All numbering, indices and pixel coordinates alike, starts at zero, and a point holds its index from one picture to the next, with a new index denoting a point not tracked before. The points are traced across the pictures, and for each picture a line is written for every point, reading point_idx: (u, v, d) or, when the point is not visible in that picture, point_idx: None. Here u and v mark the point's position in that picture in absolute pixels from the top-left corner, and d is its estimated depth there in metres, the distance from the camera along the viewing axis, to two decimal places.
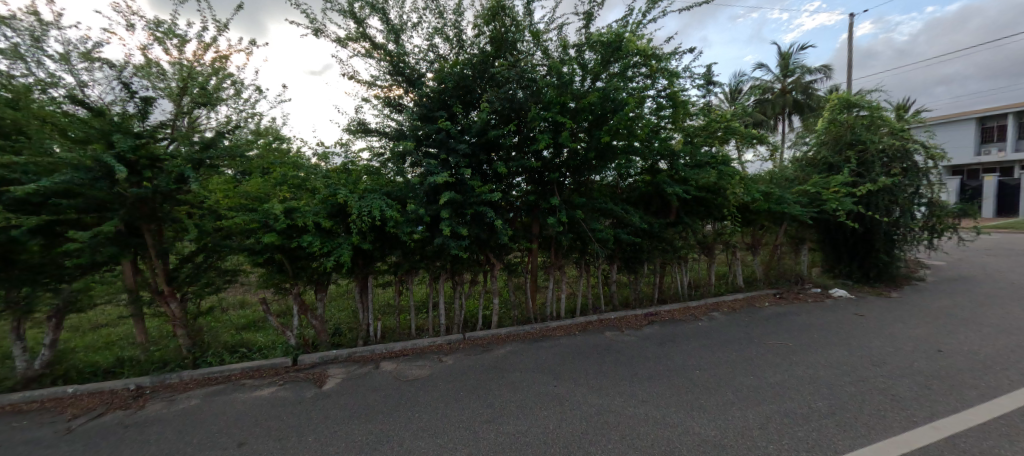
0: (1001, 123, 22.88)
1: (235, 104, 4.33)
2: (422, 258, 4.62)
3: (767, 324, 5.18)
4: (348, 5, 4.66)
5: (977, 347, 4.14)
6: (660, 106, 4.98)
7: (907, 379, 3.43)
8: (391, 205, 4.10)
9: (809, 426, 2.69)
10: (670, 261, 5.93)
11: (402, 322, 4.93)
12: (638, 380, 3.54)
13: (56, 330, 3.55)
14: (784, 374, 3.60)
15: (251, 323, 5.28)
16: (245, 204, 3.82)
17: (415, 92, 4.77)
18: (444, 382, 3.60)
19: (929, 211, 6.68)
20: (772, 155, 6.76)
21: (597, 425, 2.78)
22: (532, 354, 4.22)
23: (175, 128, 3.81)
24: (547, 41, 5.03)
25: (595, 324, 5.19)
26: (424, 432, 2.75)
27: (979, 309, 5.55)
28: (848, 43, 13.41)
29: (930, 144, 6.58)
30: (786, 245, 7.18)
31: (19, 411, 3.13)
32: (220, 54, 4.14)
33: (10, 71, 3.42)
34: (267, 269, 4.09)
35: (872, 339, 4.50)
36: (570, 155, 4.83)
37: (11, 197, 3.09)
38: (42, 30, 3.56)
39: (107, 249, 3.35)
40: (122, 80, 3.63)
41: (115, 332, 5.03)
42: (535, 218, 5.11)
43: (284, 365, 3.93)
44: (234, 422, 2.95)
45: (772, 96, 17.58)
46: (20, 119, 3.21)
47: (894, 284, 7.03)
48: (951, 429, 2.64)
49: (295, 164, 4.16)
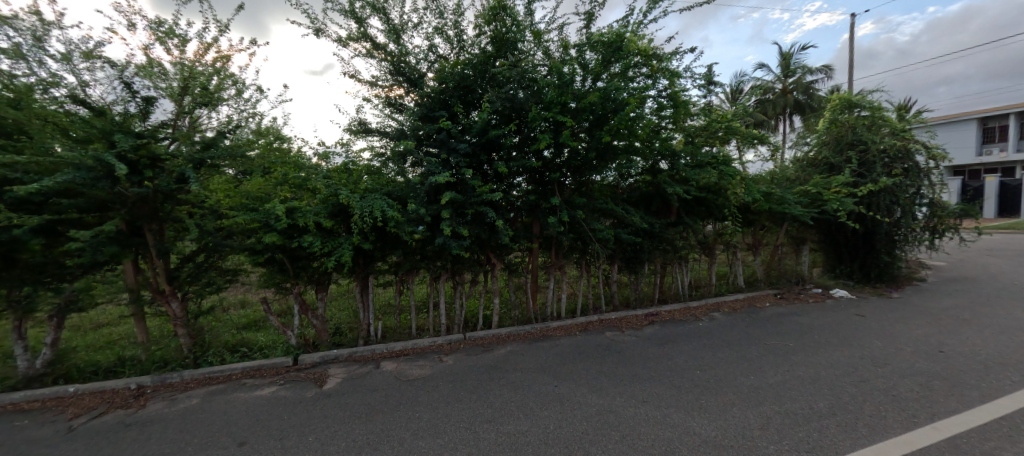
0: (1002, 123, 22.85)
1: (236, 104, 4.33)
2: (422, 258, 4.62)
3: (767, 324, 5.18)
4: (348, 5, 4.65)
5: (978, 348, 4.14)
6: (660, 106, 4.98)
7: (908, 379, 3.42)
8: (392, 205, 4.10)
9: (809, 427, 2.69)
10: (671, 261, 5.92)
11: (402, 321, 4.93)
12: (638, 380, 3.54)
13: (57, 329, 3.55)
14: (785, 374, 3.60)
15: (252, 323, 5.29)
16: (246, 204, 3.82)
17: (416, 92, 4.77)
18: (445, 381, 3.60)
19: (930, 212, 6.67)
20: (773, 155, 6.75)
21: (597, 425, 2.78)
22: (532, 354, 4.21)
23: (176, 127, 3.81)
24: (547, 41, 5.03)
25: (596, 324, 5.19)
26: (424, 432, 2.75)
27: (980, 310, 5.54)
28: (848, 43, 13.40)
29: (931, 144, 6.57)
30: (786, 246, 7.18)
31: (20, 411, 3.13)
32: (221, 54, 4.14)
33: (12, 71, 3.43)
34: (268, 269, 4.09)
35: (873, 339, 4.50)
36: (571, 155, 4.83)
37: (12, 197, 3.09)
38: (44, 30, 3.56)
39: (108, 248, 3.35)
40: (124, 80, 3.63)
41: (116, 331, 5.04)
42: (535, 218, 5.11)
43: (284, 364, 3.94)
44: (235, 422, 2.95)
45: (772, 96, 17.57)
46: (22, 119, 3.22)
47: (895, 285, 7.03)
48: (953, 429, 2.63)
49: (296, 164, 4.17)
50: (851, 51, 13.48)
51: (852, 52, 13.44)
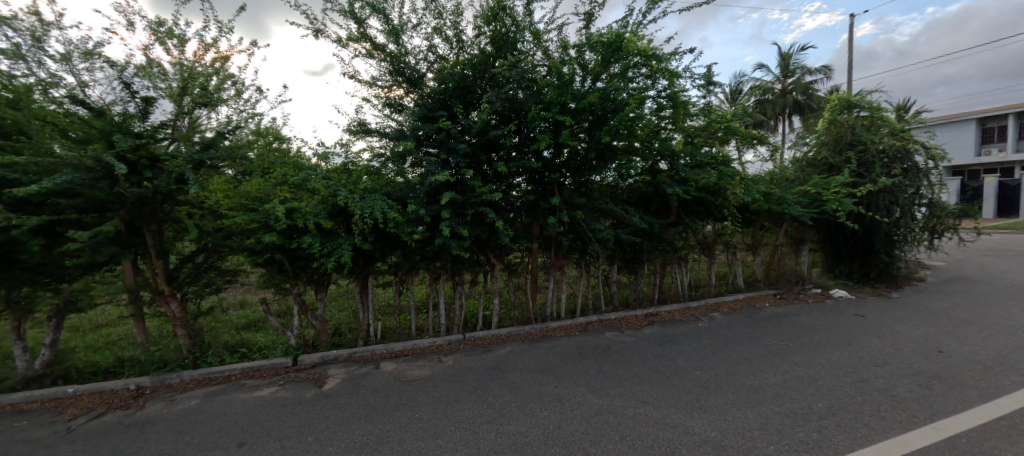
0: (1002, 123, 22.86)
1: (235, 104, 4.33)
2: (422, 258, 4.62)
3: (767, 324, 5.18)
4: (348, 6, 4.65)
5: (978, 348, 4.14)
6: (660, 106, 4.98)
7: (907, 379, 3.42)
8: (391, 205, 4.10)
9: (809, 427, 2.69)
10: (671, 261, 5.92)
11: (402, 322, 4.93)
12: (638, 380, 3.54)
13: (56, 330, 3.55)
14: (784, 375, 3.60)
15: (252, 323, 5.29)
16: (245, 204, 3.82)
17: (416, 92, 4.77)
18: (445, 382, 3.60)
19: (930, 212, 6.67)
20: (772, 155, 6.76)
21: (597, 425, 2.78)
22: (532, 355, 4.21)
23: (176, 128, 3.81)
24: (547, 42, 5.04)
25: (596, 324, 5.19)
26: (424, 433, 2.75)
27: (980, 310, 5.54)
28: (848, 43, 13.41)
29: (931, 144, 6.57)
30: (786, 246, 7.18)
31: (19, 411, 3.12)
32: (220, 55, 4.14)
33: (11, 71, 3.42)
34: (268, 269, 4.10)
35: (873, 340, 4.50)
36: (571, 155, 4.83)
37: (11, 198, 3.09)
38: (43, 30, 3.56)
39: (107, 249, 3.35)
40: (123, 80, 3.63)
41: (115, 332, 5.03)
42: (535, 219, 5.11)
43: (284, 365, 3.93)
44: (234, 422, 2.95)
45: (772, 96, 17.57)
46: (21, 119, 3.21)
47: (894, 285, 7.03)
48: (952, 429, 2.63)
49: (295, 164, 4.16)
50: (851, 52, 13.49)
51: (851, 52, 13.45)
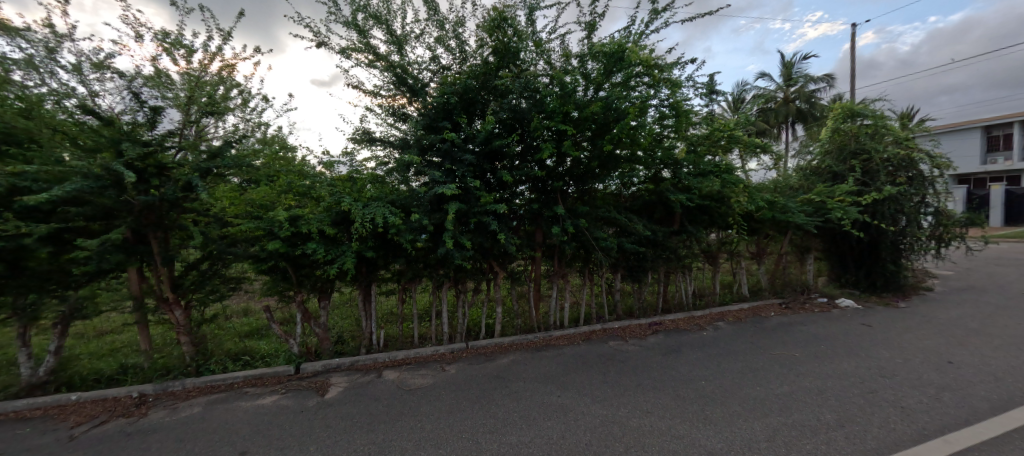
0: (1007, 131, 22.75)
1: (242, 113, 4.43)
2: (425, 267, 4.61)
3: (771, 334, 5.15)
4: (352, 18, 4.73)
5: (988, 359, 4.06)
6: (662, 115, 5.07)
7: (917, 391, 3.36)
8: (394, 213, 4.12)
9: (817, 439, 2.64)
10: (674, 269, 5.90)
11: (404, 330, 4.91)
12: (642, 391, 3.50)
13: (61, 336, 3.57)
14: (791, 385, 3.55)
15: (254, 330, 5.29)
16: (251, 211, 3.92)
17: (419, 101, 4.81)
18: (447, 391, 3.57)
19: (936, 220, 6.62)
20: (776, 163, 6.71)
21: (600, 436, 2.74)
22: (535, 364, 4.18)
23: (184, 137, 3.84)
24: (549, 51, 5.11)
25: (599, 334, 5.14)
26: (427, 443, 2.71)
27: (991, 320, 5.45)
28: (852, 53, 13.43)
29: (936, 153, 6.49)
30: (790, 254, 7.12)
31: (22, 418, 3.13)
32: (225, 63, 4.20)
33: (25, 81, 3.50)
34: (271, 277, 4.11)
35: (882, 350, 4.44)
36: (574, 164, 4.87)
37: (21, 205, 3.14)
38: (57, 41, 3.64)
39: (114, 256, 3.39)
40: (132, 89, 3.69)
41: (119, 339, 5.02)
42: (538, 227, 5.09)
43: (286, 373, 3.93)
44: (234, 432, 2.92)
45: (774, 105, 17.65)
46: (33, 128, 3.26)
47: (900, 294, 6.97)
48: (964, 442, 2.57)
49: (301, 172, 4.23)
50: (852, 61, 13.52)
51: (852, 62, 13.49)
